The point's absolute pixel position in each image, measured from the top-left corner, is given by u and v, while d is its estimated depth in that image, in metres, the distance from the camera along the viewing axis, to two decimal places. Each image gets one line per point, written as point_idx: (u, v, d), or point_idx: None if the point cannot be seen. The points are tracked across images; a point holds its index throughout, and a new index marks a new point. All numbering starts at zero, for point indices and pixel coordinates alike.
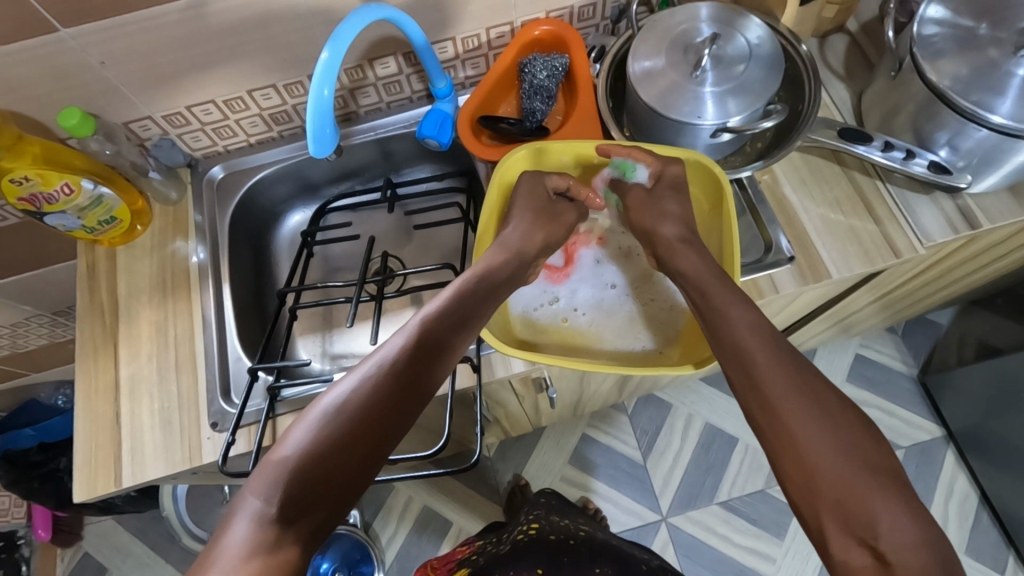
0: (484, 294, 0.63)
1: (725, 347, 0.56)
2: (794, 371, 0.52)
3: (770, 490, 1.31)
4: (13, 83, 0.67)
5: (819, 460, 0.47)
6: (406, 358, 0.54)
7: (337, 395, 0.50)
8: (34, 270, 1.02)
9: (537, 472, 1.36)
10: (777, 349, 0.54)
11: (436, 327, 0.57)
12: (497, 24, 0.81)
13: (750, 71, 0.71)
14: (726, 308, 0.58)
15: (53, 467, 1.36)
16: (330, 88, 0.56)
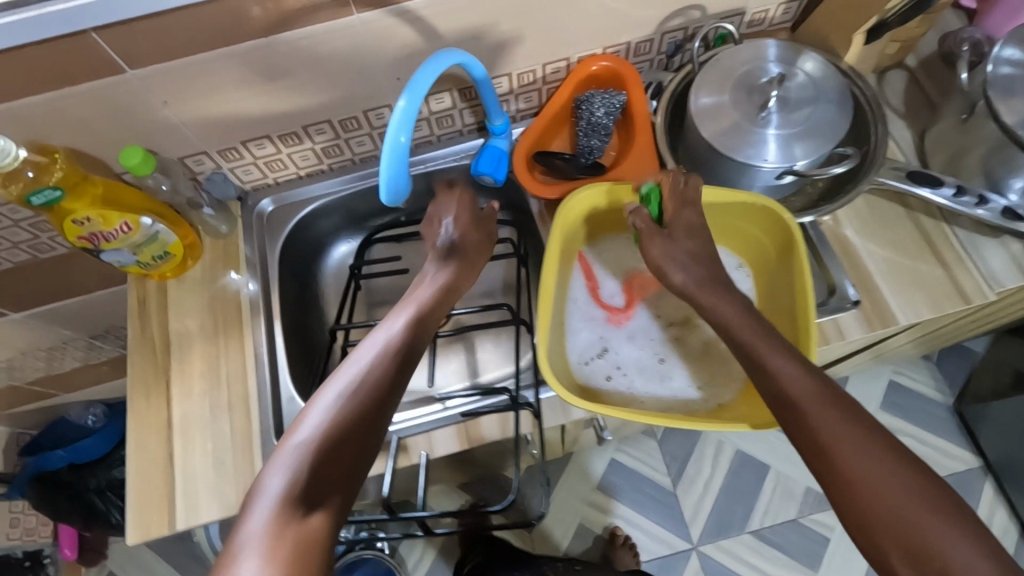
0: (437, 304, 0.66)
1: (777, 401, 0.53)
2: (858, 421, 0.51)
3: (804, 520, 1.29)
4: (75, 122, 0.67)
5: (890, 511, 0.46)
6: (370, 372, 0.56)
7: (309, 422, 0.53)
8: (76, 295, 1.02)
9: (564, 497, 1.33)
10: (827, 395, 0.52)
11: (395, 337, 0.60)
12: (554, 60, 0.79)
13: (817, 113, 0.69)
14: (770, 360, 0.55)
15: (82, 487, 1.37)
16: (407, 136, 0.55)
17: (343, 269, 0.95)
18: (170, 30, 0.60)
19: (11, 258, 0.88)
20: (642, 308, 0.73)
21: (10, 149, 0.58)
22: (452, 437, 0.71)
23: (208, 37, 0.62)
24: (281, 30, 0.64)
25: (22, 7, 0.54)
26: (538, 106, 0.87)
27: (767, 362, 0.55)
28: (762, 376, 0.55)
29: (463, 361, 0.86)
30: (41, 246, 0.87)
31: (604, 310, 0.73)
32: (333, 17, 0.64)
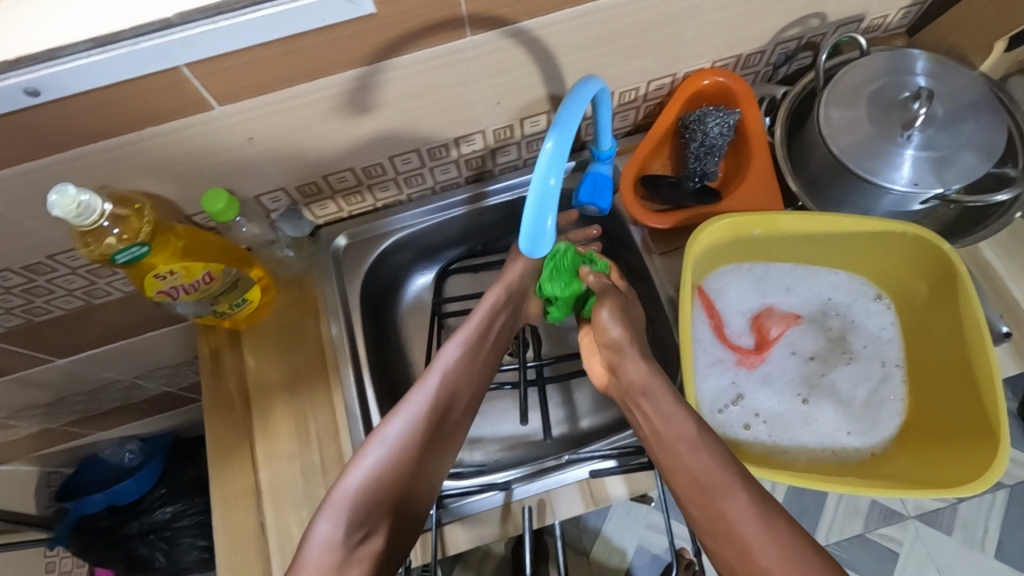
0: (483, 344, 0.64)
1: (733, 545, 0.50)
2: (824, 570, 0.47)
3: (869, 534, 1.18)
4: (152, 163, 0.59)
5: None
6: (421, 437, 0.56)
7: (358, 484, 0.52)
8: (117, 339, 0.91)
9: (619, 519, 1.24)
10: (787, 538, 0.49)
11: (450, 396, 0.59)
12: (660, 76, 0.72)
13: (967, 133, 0.63)
14: (722, 496, 0.51)
15: (124, 532, 1.23)
16: (558, 177, 0.48)
17: (422, 302, 0.89)
18: (269, 63, 0.52)
19: (64, 305, 0.79)
20: (776, 349, 0.68)
21: (96, 205, 0.51)
22: (577, 498, 0.65)
23: (306, 68, 0.54)
24: (385, 58, 0.56)
25: (111, 42, 0.46)
26: (632, 124, 0.80)
27: (718, 503, 0.51)
28: (707, 510, 0.51)
29: (562, 404, 0.80)
30: (96, 291, 0.79)
31: (735, 351, 0.67)
32: (445, 40, 0.57)
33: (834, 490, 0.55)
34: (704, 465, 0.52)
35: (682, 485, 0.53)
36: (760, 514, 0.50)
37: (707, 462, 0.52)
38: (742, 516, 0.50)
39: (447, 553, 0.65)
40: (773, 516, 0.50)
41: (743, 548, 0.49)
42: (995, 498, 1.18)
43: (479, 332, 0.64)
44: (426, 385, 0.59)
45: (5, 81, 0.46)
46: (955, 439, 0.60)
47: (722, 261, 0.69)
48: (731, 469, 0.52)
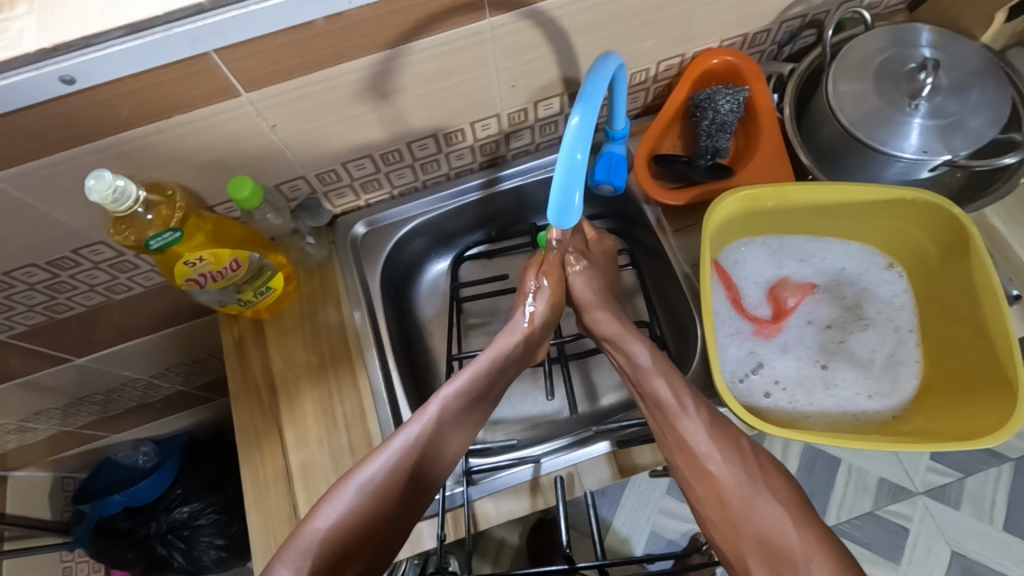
0: (475, 403, 0.61)
1: (684, 453, 0.57)
2: (758, 470, 0.55)
3: (880, 511, 1.19)
4: (179, 152, 0.60)
5: (757, 533, 0.51)
6: (399, 494, 0.53)
7: (321, 534, 0.49)
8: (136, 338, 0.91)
9: (633, 504, 1.23)
10: (730, 444, 0.56)
11: (422, 461, 0.55)
12: (669, 57, 0.73)
13: (973, 100, 0.65)
14: (673, 406, 0.59)
15: (144, 533, 1.19)
16: (585, 152, 0.49)
17: (438, 289, 0.90)
18: (296, 46, 0.53)
19: (85, 301, 0.78)
20: (793, 318, 0.70)
21: (130, 191, 0.54)
22: (601, 469, 0.67)
23: (332, 51, 0.55)
24: (407, 41, 0.57)
25: (145, 29, 0.47)
26: (642, 106, 0.82)
27: (673, 415, 0.58)
28: (665, 422, 0.59)
29: (583, 381, 0.82)
30: (117, 286, 0.78)
31: (753, 322, 0.69)
32: (464, 23, 0.58)
33: (855, 446, 0.57)
34: (660, 383, 0.60)
35: (644, 397, 0.61)
36: (712, 429, 0.57)
37: (659, 379, 0.61)
38: (696, 430, 0.57)
39: (478, 527, 0.66)
40: (718, 428, 0.57)
41: (693, 457, 0.56)
42: (1000, 471, 1.19)
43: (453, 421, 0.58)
44: (391, 449, 0.54)
45: (41, 68, 0.47)
46: (972, 396, 0.61)
47: (735, 235, 0.72)
48: (688, 389, 0.59)
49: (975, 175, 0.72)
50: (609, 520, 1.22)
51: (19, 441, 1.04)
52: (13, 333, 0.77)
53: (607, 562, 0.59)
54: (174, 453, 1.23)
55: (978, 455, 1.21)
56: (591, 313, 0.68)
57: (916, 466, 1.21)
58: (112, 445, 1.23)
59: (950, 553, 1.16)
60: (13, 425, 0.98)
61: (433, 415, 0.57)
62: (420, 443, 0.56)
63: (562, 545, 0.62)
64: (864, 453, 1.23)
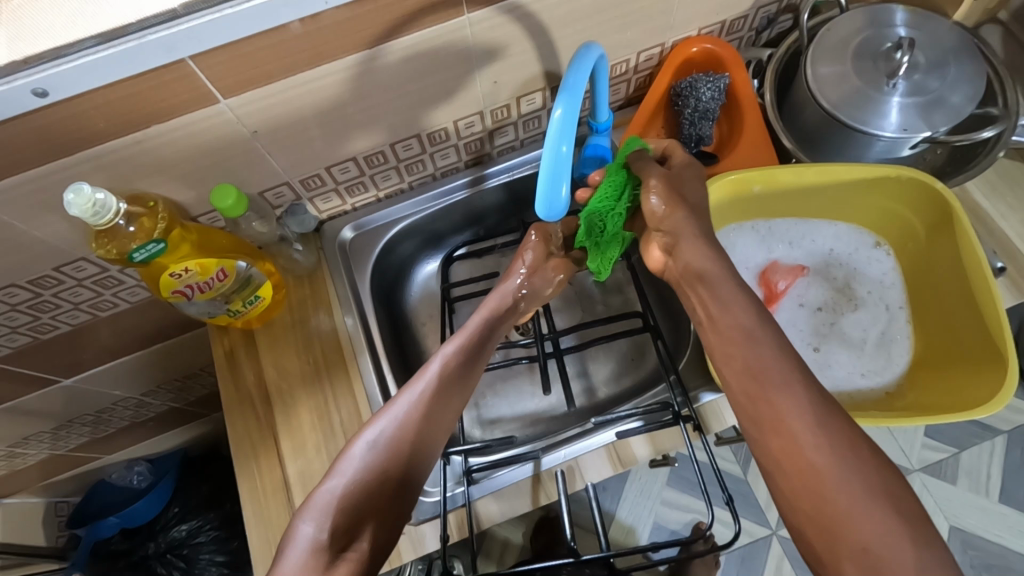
0: (474, 359, 0.61)
1: (779, 436, 0.46)
2: (877, 481, 0.43)
3: None
4: (158, 163, 0.59)
5: (860, 541, 0.41)
6: (411, 445, 0.52)
7: (344, 483, 0.48)
8: (123, 356, 0.89)
9: (635, 497, 1.23)
10: (847, 446, 0.45)
11: (431, 413, 0.54)
12: (648, 47, 0.74)
13: (950, 76, 0.65)
14: (774, 387, 0.48)
15: (142, 553, 1.16)
16: (569, 144, 0.49)
17: (429, 290, 0.90)
18: (274, 50, 0.53)
19: (70, 321, 0.76)
20: (785, 302, 0.70)
21: (110, 204, 0.53)
22: (603, 461, 0.67)
23: (311, 53, 0.55)
24: (386, 40, 0.57)
25: (119, 37, 0.47)
26: (623, 98, 0.82)
27: (772, 397, 0.48)
28: (758, 401, 0.49)
29: (579, 375, 0.82)
30: (102, 303, 0.76)
31: None
32: (442, 20, 0.58)
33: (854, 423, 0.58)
34: (761, 355, 0.50)
35: (733, 369, 0.52)
36: (819, 416, 0.47)
37: (768, 353, 0.50)
38: (797, 413, 0.47)
39: (482, 527, 0.65)
40: (830, 420, 0.46)
41: (791, 441, 0.46)
42: (993, 444, 1.21)
43: (460, 369, 0.59)
44: (399, 406, 0.54)
45: (12, 81, 0.46)
46: (964, 367, 0.62)
47: (724, 221, 0.72)
48: (792, 367, 0.49)
49: (956, 150, 0.73)
50: (612, 512, 1.23)
51: (8, 467, 1.01)
52: None
53: (612, 553, 0.58)
54: (169, 471, 1.22)
55: (971, 430, 1.23)
56: (678, 243, 0.60)
57: (911, 444, 1.23)
58: (105, 466, 1.21)
59: (950, 528, 1.17)
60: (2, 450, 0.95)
61: (435, 373, 0.57)
62: (425, 398, 0.55)
63: (566, 538, 0.61)
64: None
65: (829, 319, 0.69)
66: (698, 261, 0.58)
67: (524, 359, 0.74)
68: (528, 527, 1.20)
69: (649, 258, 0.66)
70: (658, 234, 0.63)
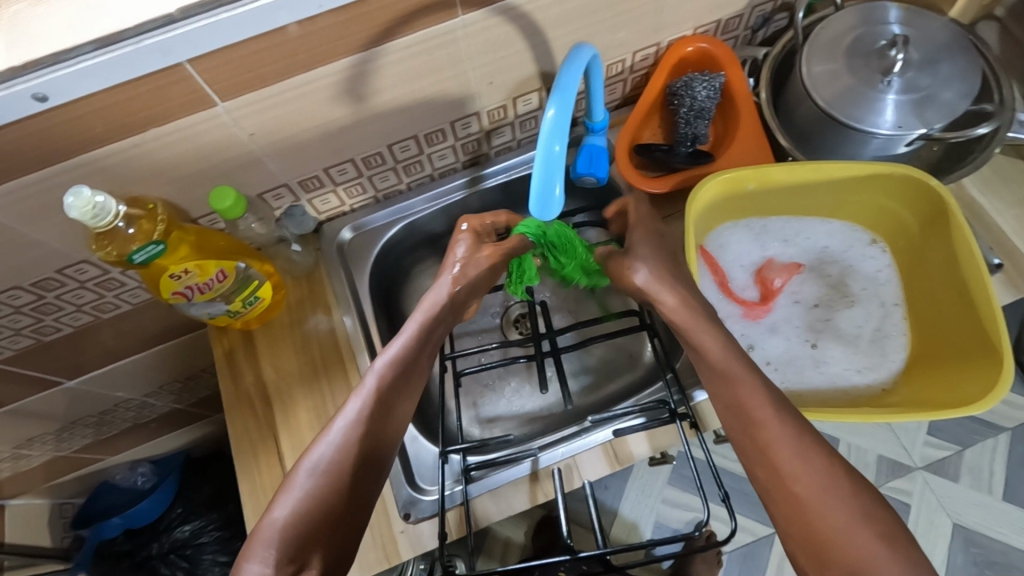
0: (412, 368, 0.59)
1: (767, 467, 0.50)
2: (858, 501, 0.47)
3: (882, 488, 1.20)
4: (157, 166, 0.60)
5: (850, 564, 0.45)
6: (353, 469, 0.51)
7: (288, 513, 0.49)
8: (125, 357, 0.90)
9: (636, 496, 1.24)
10: (832, 473, 0.48)
11: (368, 434, 0.53)
12: (644, 47, 0.74)
13: (942, 75, 0.65)
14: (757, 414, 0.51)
15: (146, 553, 1.17)
16: (562, 144, 0.50)
17: (428, 290, 0.90)
18: (269, 53, 0.53)
19: (72, 322, 0.77)
20: (780, 299, 0.70)
21: (110, 207, 0.53)
22: (601, 459, 0.67)
23: (307, 56, 0.55)
24: (381, 42, 0.58)
25: (116, 42, 0.47)
26: (620, 97, 0.82)
27: (760, 428, 0.50)
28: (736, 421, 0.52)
29: (577, 373, 0.82)
30: (104, 305, 0.77)
31: (741, 304, 0.69)
32: (436, 22, 0.58)
33: (849, 418, 0.58)
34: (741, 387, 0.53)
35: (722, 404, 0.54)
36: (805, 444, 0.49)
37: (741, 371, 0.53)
38: (784, 443, 0.49)
39: (480, 525, 0.66)
40: (813, 446, 0.49)
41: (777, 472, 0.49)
42: (996, 441, 1.21)
43: (399, 380, 0.57)
44: (335, 431, 0.53)
45: (12, 87, 0.46)
46: (958, 363, 0.62)
47: (718, 218, 0.72)
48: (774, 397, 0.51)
49: (951, 147, 0.73)
50: (615, 508, 1.23)
51: (13, 469, 1.02)
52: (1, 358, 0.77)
53: (608, 550, 0.58)
54: (173, 472, 1.23)
55: (974, 427, 1.22)
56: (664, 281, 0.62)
57: (913, 441, 1.23)
58: (109, 468, 1.22)
59: (953, 525, 1.17)
60: (6, 452, 0.96)
61: (372, 389, 0.56)
62: (362, 418, 0.54)
63: (562, 534, 0.61)
64: (861, 432, 1.25)
65: (824, 316, 0.69)
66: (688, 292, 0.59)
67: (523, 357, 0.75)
68: (530, 525, 1.20)
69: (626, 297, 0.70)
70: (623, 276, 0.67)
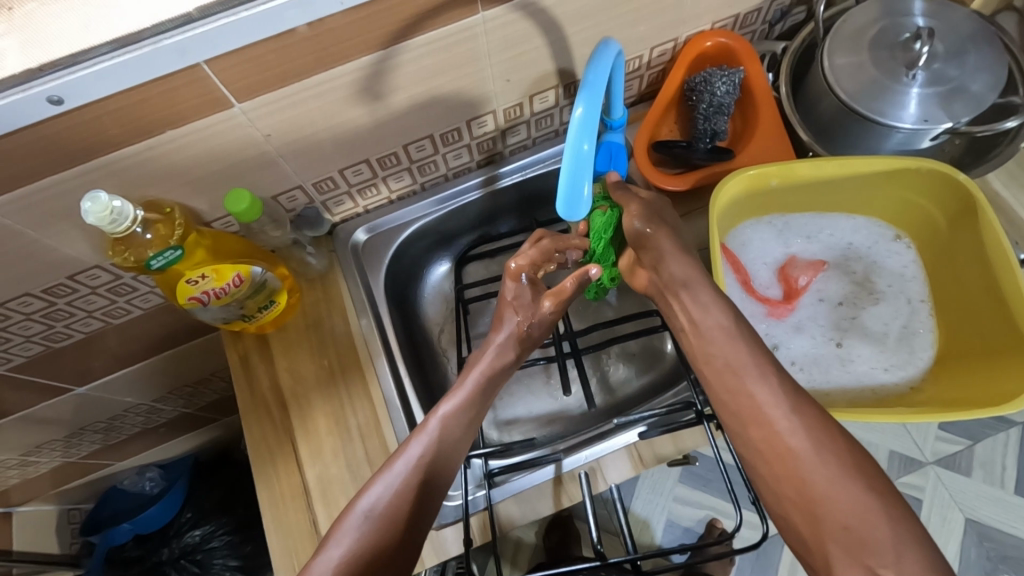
0: (474, 416, 0.60)
1: (771, 429, 0.51)
2: (849, 459, 0.48)
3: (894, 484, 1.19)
4: (172, 169, 0.59)
5: (839, 516, 0.46)
6: (407, 510, 0.51)
7: (343, 553, 0.48)
8: (135, 362, 0.89)
9: (648, 493, 1.23)
10: (822, 434, 0.49)
11: (427, 476, 0.54)
12: (662, 43, 0.73)
13: (970, 65, 0.64)
14: (763, 380, 0.52)
15: (156, 559, 1.15)
16: (592, 142, 0.49)
17: (441, 292, 0.89)
18: (287, 52, 0.52)
19: (83, 329, 0.76)
20: (805, 297, 0.69)
21: (128, 211, 0.52)
22: (625, 461, 0.66)
23: (324, 54, 0.54)
24: (400, 40, 0.56)
25: (132, 42, 0.46)
26: (636, 94, 0.81)
27: (751, 388, 0.53)
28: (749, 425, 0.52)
29: (596, 375, 0.81)
30: (115, 311, 0.76)
31: (765, 303, 0.68)
32: (456, 18, 0.57)
33: (882, 419, 0.57)
34: (739, 352, 0.54)
35: (714, 370, 0.56)
36: (796, 404, 0.51)
37: (741, 373, 0.53)
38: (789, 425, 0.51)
39: (505, 529, 0.65)
40: (805, 405, 0.51)
41: (770, 430, 0.51)
42: (1008, 435, 1.20)
43: (459, 432, 0.58)
44: (395, 471, 0.54)
45: (28, 89, 0.45)
46: (989, 360, 0.61)
47: (740, 217, 0.71)
48: (766, 358, 0.54)
49: (975, 140, 0.72)
50: (627, 505, 1.22)
51: (21, 476, 1.01)
52: (11, 365, 0.75)
53: (638, 556, 0.57)
54: (181, 476, 1.21)
55: (986, 422, 1.21)
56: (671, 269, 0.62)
57: (925, 436, 1.22)
58: (117, 473, 1.21)
59: (965, 520, 1.16)
60: (15, 459, 0.95)
61: (433, 434, 0.56)
62: (422, 461, 0.54)
63: (593, 540, 0.59)
64: (873, 428, 1.24)
65: (849, 315, 0.68)
66: (690, 274, 0.59)
67: (543, 358, 0.74)
68: (541, 523, 1.20)
69: (634, 281, 0.68)
70: (643, 258, 0.65)
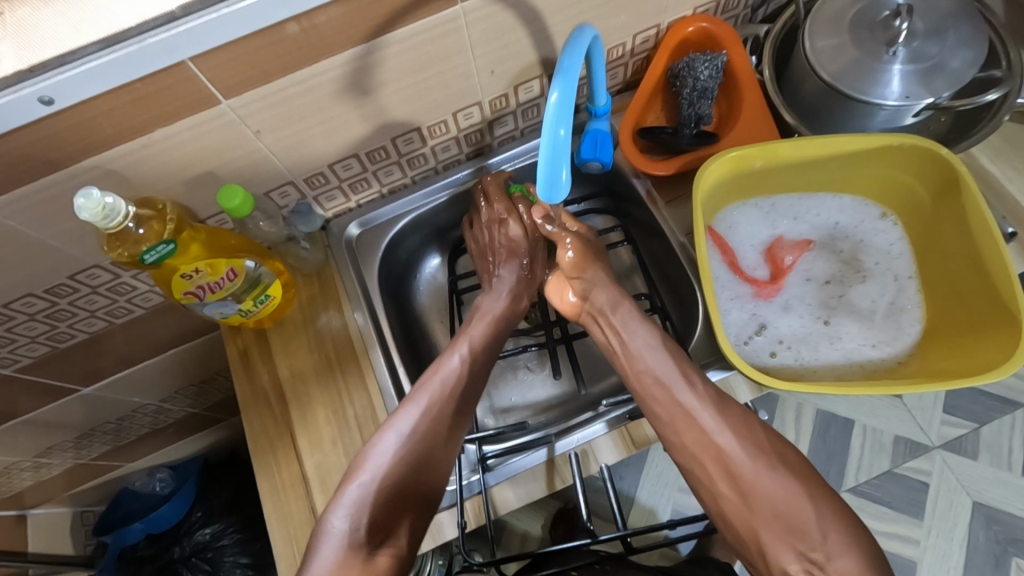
0: (484, 357, 0.69)
1: None
2: None
3: (899, 469, 1.19)
4: (166, 166, 0.60)
5: (770, 500, 0.57)
6: (429, 443, 0.61)
7: (371, 483, 0.58)
8: (138, 363, 0.90)
9: (651, 484, 1.23)
10: None
11: (444, 416, 0.63)
12: (644, 30, 0.74)
13: (950, 41, 0.65)
14: None
15: (167, 558, 1.17)
16: (567, 127, 0.49)
17: (436, 284, 0.90)
18: (270, 49, 0.53)
19: (87, 328, 0.78)
20: (792, 277, 0.70)
21: (120, 208, 0.54)
22: (615, 444, 0.67)
23: (309, 50, 0.55)
24: (381, 34, 0.57)
25: (119, 42, 0.48)
26: (622, 82, 0.82)
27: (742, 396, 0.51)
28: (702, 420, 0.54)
29: (589, 362, 0.82)
30: (117, 310, 0.78)
31: (752, 284, 0.69)
32: (436, 11, 0.58)
33: (873, 393, 0.57)
34: None
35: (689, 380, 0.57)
36: (713, 403, 0.61)
37: None
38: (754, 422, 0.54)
39: (499, 513, 0.66)
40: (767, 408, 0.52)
41: None
42: (1014, 417, 1.19)
43: (467, 376, 0.67)
44: (415, 409, 0.63)
45: (20, 91, 0.47)
46: (976, 332, 0.62)
47: (725, 198, 0.72)
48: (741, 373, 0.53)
49: (961, 116, 0.72)
50: (632, 494, 1.23)
51: (35, 478, 1.03)
52: (18, 367, 0.77)
53: (628, 533, 0.59)
54: (190, 477, 1.23)
55: (990, 404, 1.21)
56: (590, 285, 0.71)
57: (930, 420, 1.22)
58: (128, 475, 1.23)
59: (973, 504, 1.15)
60: (28, 461, 0.97)
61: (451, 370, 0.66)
62: (440, 398, 0.64)
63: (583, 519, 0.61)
64: (875, 412, 1.24)
65: (837, 294, 0.69)
66: None
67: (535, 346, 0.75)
68: (548, 514, 1.20)
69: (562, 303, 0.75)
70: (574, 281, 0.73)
